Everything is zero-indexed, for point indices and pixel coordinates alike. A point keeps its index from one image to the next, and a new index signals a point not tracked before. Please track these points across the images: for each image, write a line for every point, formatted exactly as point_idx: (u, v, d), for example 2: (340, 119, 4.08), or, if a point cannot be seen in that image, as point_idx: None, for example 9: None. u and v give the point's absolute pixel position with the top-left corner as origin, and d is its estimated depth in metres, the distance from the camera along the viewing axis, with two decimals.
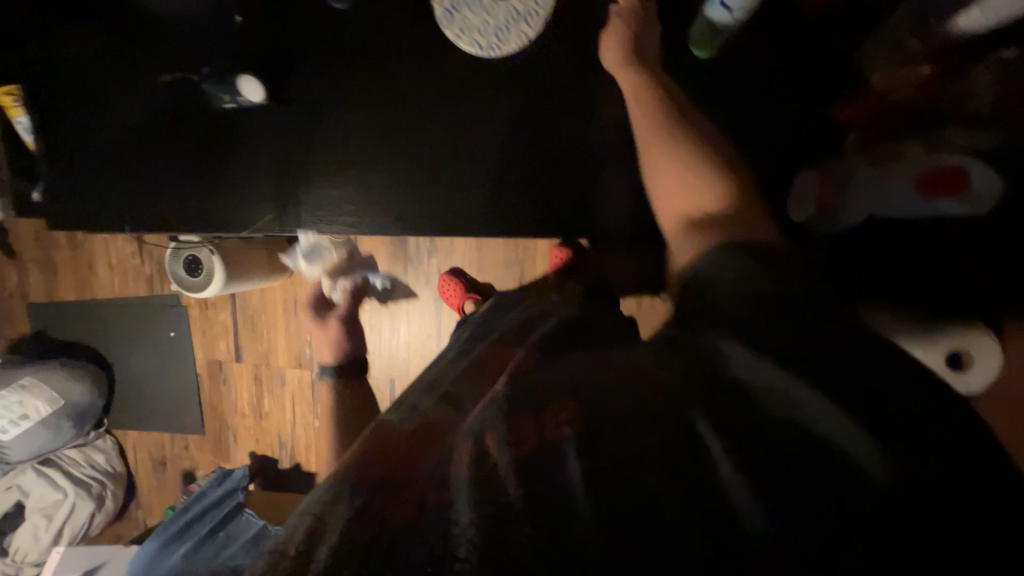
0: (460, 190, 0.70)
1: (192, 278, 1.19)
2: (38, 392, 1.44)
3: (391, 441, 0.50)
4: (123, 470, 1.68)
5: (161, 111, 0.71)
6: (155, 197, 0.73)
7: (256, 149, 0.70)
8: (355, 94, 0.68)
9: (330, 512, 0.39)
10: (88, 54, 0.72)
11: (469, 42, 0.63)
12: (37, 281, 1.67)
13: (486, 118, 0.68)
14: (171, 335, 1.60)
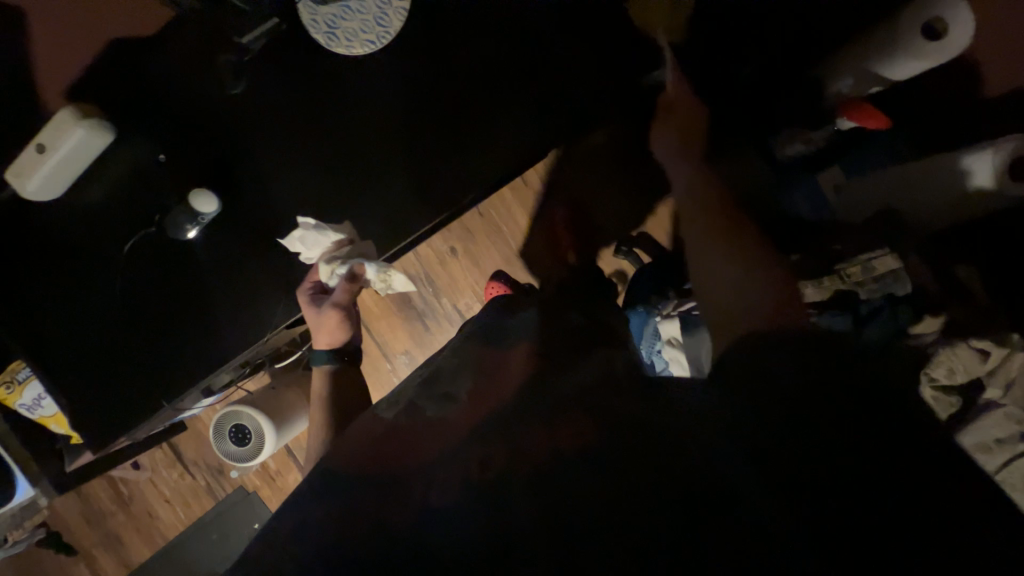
0: (430, 173, 0.68)
1: (244, 447, 1.14)
2: None
3: (382, 433, 0.56)
4: None
5: (131, 284, 0.69)
6: (169, 363, 0.70)
7: (234, 260, 0.68)
8: (290, 156, 0.67)
9: (337, 500, 0.46)
10: (42, 278, 0.70)
11: (364, 42, 0.64)
12: (105, 560, 1.56)
13: (409, 102, 0.66)
14: (256, 527, 1.52)
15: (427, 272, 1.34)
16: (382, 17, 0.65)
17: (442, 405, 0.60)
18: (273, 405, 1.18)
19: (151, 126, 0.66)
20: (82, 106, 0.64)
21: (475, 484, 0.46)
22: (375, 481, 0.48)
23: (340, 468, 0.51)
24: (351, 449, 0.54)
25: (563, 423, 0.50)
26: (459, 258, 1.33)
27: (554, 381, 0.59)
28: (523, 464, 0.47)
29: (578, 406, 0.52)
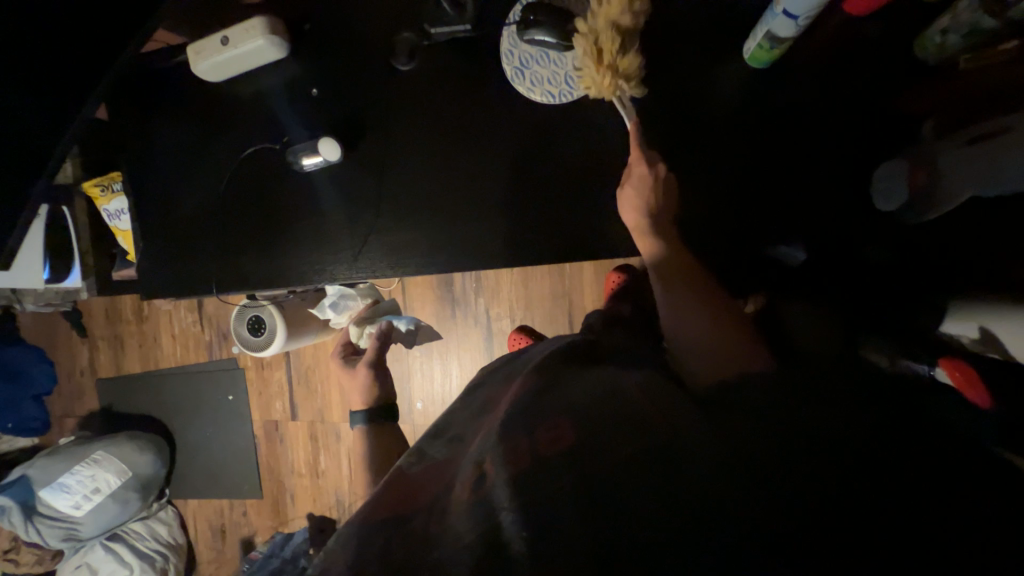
0: (524, 218, 0.70)
1: (255, 337, 1.23)
2: (108, 465, 1.49)
3: (408, 484, 0.60)
4: (184, 541, 1.68)
5: (240, 182, 0.76)
6: (236, 264, 0.78)
7: (329, 206, 0.74)
8: (421, 142, 0.71)
9: (365, 543, 0.50)
10: (176, 142, 0.79)
11: (542, 93, 0.67)
12: (106, 356, 1.77)
13: (508, 156, 0.70)
14: (229, 398, 1.64)
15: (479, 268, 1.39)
16: (572, 79, 0.67)
17: (457, 447, 0.64)
18: (294, 315, 1.24)
19: (319, 61, 0.72)
20: (272, 19, 0.69)
21: (479, 495, 0.49)
22: (388, 527, 0.52)
23: (366, 515, 0.56)
24: (385, 499, 0.58)
25: (543, 431, 0.53)
26: (513, 271, 1.37)
27: (544, 397, 0.59)
28: (516, 471, 0.49)
29: (561, 417, 0.54)
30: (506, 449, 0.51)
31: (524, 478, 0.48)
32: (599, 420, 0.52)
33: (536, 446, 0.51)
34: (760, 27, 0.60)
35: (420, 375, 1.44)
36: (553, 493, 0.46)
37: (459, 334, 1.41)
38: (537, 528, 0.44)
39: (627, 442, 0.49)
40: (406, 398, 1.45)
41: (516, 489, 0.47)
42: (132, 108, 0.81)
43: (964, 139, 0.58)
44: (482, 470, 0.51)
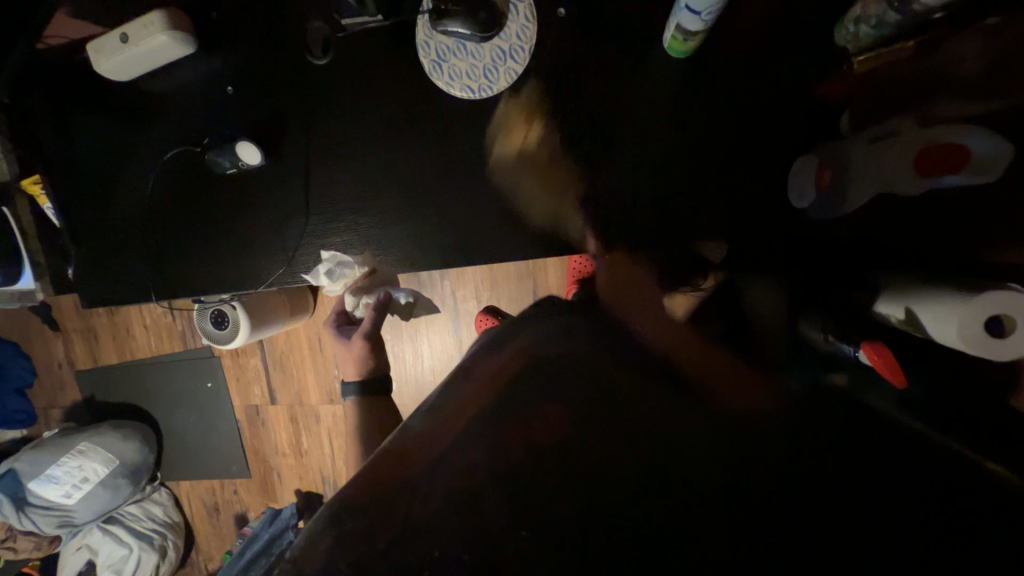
0: (454, 218, 0.70)
1: (219, 331, 1.23)
2: (95, 455, 1.53)
3: (397, 448, 0.58)
4: (180, 519, 1.77)
5: (165, 186, 0.74)
6: (173, 270, 0.77)
7: (253, 209, 0.73)
8: (348, 143, 0.70)
9: (350, 525, 0.50)
10: (94, 144, 0.76)
11: (461, 88, 0.67)
12: (82, 349, 1.78)
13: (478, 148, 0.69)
14: (208, 385, 1.67)
15: None
16: (491, 72, 0.67)
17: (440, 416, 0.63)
18: (257, 306, 1.25)
19: (234, 56, 0.69)
20: (178, 15, 0.66)
21: (471, 486, 0.54)
22: (377, 510, 0.52)
23: (346, 492, 0.54)
24: (366, 471, 0.56)
25: (538, 420, 0.58)
26: None
27: (538, 385, 0.63)
28: (504, 464, 0.55)
29: (555, 408, 0.59)
30: (502, 447, 0.56)
31: (519, 479, 0.54)
32: (594, 417, 0.57)
33: (537, 444, 0.56)
34: (671, 20, 0.63)
35: (391, 357, 1.46)
36: (542, 490, 0.53)
37: (427, 318, 1.43)
38: (527, 523, 0.51)
39: (615, 437, 0.55)
40: None
41: (512, 491, 0.53)
42: (47, 109, 0.77)
43: (867, 136, 0.64)
44: (472, 458, 0.56)
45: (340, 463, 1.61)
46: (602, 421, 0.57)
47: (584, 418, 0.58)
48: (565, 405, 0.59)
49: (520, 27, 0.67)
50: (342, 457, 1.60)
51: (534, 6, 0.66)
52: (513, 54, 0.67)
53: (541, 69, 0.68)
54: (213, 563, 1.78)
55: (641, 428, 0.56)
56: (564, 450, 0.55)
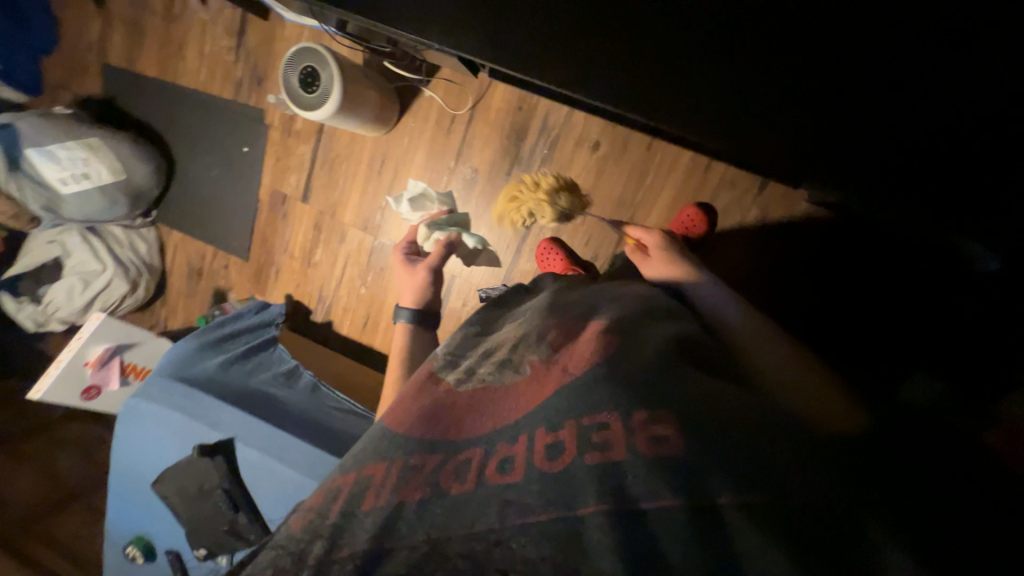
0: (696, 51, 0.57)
1: (305, 93, 1.09)
2: (103, 158, 1.38)
3: (459, 410, 0.63)
4: (158, 266, 1.68)
5: None
6: None
7: None
8: None
9: (404, 464, 0.58)
10: None
11: None
12: (119, 41, 1.56)
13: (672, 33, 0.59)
14: (244, 150, 1.51)
15: (559, 136, 1.24)
16: None
17: (504, 373, 0.66)
18: (353, 90, 1.12)
19: None
20: None
21: (540, 474, 0.48)
22: (427, 459, 0.58)
23: (406, 433, 0.62)
24: (425, 419, 0.63)
25: (644, 420, 0.49)
26: (592, 157, 1.23)
27: (643, 362, 0.55)
28: (600, 458, 0.47)
29: (669, 406, 0.49)
30: (597, 434, 0.49)
31: (622, 469, 0.45)
32: (717, 426, 0.47)
33: (638, 433, 0.48)
34: None
35: None
36: (653, 492, 0.42)
37: None
38: (631, 518, 0.41)
39: (775, 469, 0.42)
40: None
41: (614, 488, 0.44)
42: None
43: None
44: (555, 437, 0.51)
45: (343, 290, 1.53)
46: (742, 437, 0.45)
47: (708, 424, 0.47)
48: (686, 406, 0.49)
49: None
50: (348, 285, 1.52)
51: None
52: None
53: None
54: (175, 321, 1.73)
55: (809, 475, 0.42)
56: (686, 460, 0.44)
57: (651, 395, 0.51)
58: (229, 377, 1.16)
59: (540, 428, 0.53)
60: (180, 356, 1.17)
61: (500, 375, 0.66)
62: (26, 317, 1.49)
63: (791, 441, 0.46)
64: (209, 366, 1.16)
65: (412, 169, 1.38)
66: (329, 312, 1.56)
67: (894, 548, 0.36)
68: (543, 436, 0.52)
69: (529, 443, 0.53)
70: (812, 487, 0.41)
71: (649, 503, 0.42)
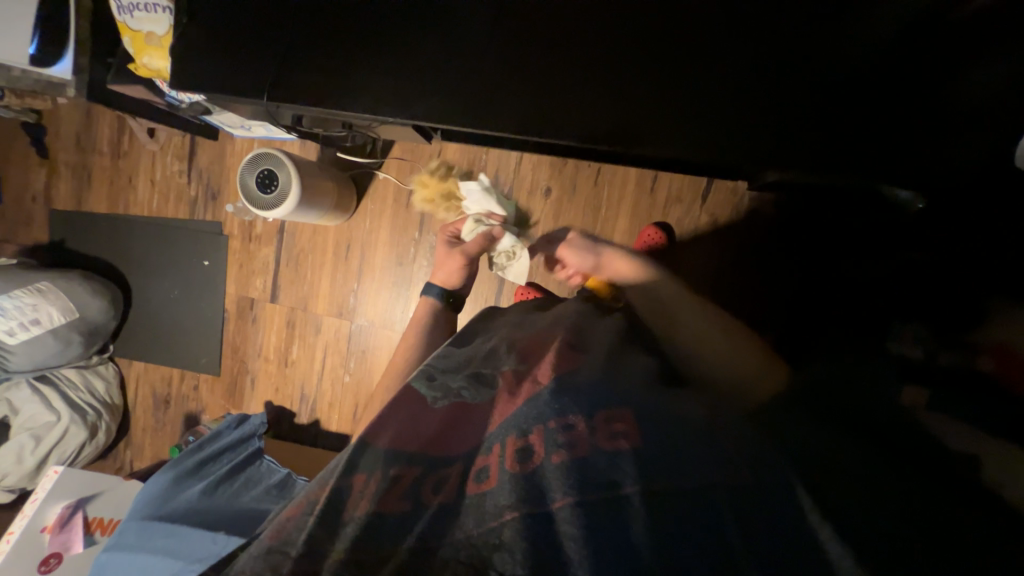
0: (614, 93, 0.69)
1: (264, 194, 1.12)
2: (56, 300, 1.33)
3: (434, 423, 0.57)
4: (120, 402, 1.56)
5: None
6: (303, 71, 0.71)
7: (395, 36, 0.74)
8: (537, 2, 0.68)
9: (376, 473, 0.50)
10: None
11: None
12: (66, 186, 1.57)
13: (615, 74, 0.72)
14: (205, 264, 1.50)
15: (512, 188, 1.32)
16: None
17: (480, 389, 0.62)
18: (310, 184, 1.16)
19: None
20: None
21: (516, 478, 0.47)
22: (404, 470, 0.51)
23: (377, 440, 0.53)
24: (394, 425, 0.56)
25: (604, 417, 0.51)
26: (547, 201, 1.31)
27: (602, 375, 0.58)
28: (569, 455, 0.47)
29: (623, 406, 0.52)
30: (562, 431, 0.50)
31: (582, 460, 0.46)
32: (665, 428, 0.50)
33: (603, 430, 0.49)
34: None
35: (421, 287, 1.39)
36: (616, 481, 0.44)
37: None
38: (593, 506, 0.42)
39: (723, 467, 0.46)
40: (400, 306, 1.41)
41: (580, 480, 0.44)
42: None
43: None
44: (526, 442, 0.50)
45: (327, 383, 1.47)
46: (692, 438, 0.49)
47: (657, 423, 0.50)
48: (637, 405, 0.53)
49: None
50: (331, 376, 1.46)
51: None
52: None
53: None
54: (142, 460, 1.57)
55: (754, 472, 0.46)
56: (638, 451, 0.47)
57: (609, 397, 0.54)
58: (214, 500, 1.05)
59: (511, 434, 0.52)
60: (155, 492, 1.05)
61: (474, 392, 0.62)
62: None
63: (733, 438, 0.50)
64: (190, 496, 1.05)
65: (380, 247, 1.41)
66: (315, 410, 1.47)
67: (825, 523, 0.41)
68: (514, 442, 0.51)
69: (502, 453, 0.51)
70: (755, 480, 0.45)
71: (611, 491, 0.43)
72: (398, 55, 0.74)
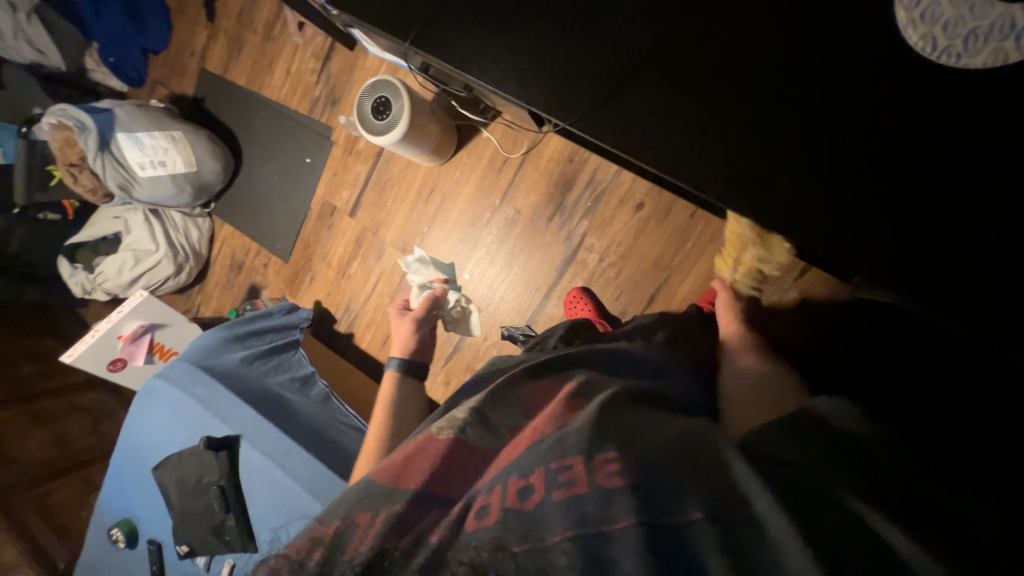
0: (756, 155, 0.63)
1: (374, 119, 1.16)
2: (181, 150, 1.51)
3: (430, 450, 0.57)
4: (205, 255, 1.77)
5: None
6: (453, 37, 0.75)
7: (545, 11, 0.71)
8: (690, 47, 0.65)
9: (377, 505, 0.52)
10: None
11: (921, 38, 0.57)
12: (219, 51, 1.72)
13: (777, 136, 0.62)
14: (306, 161, 1.61)
15: (604, 191, 1.27)
16: (972, 40, 0.55)
17: (487, 430, 0.60)
18: (418, 124, 1.19)
19: None
20: None
21: (510, 518, 0.45)
22: (405, 500, 0.52)
23: (375, 477, 0.57)
24: (393, 460, 0.58)
25: (609, 469, 0.45)
26: (634, 217, 1.25)
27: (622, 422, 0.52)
28: (562, 501, 0.44)
29: (633, 453, 0.47)
30: (560, 473, 0.46)
31: (576, 509, 0.43)
32: (682, 495, 0.42)
33: (597, 477, 0.45)
34: None
35: (482, 253, 1.41)
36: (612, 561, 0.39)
37: (544, 241, 1.35)
38: None
39: None
40: (458, 263, 1.44)
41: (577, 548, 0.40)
42: None
43: None
44: (526, 480, 0.48)
45: (370, 306, 1.56)
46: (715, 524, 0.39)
47: (671, 489, 0.42)
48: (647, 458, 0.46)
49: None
50: (376, 302, 1.55)
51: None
52: (1017, 36, 0.53)
53: (955, 86, 0.57)
54: (207, 308, 1.80)
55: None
56: (645, 526, 0.40)
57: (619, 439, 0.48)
58: (249, 375, 1.17)
59: (513, 473, 0.50)
60: (207, 349, 1.19)
61: (476, 425, 0.60)
62: (77, 283, 1.59)
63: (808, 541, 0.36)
64: (233, 360, 1.19)
65: (459, 202, 1.43)
66: (353, 325, 1.58)
67: None
68: (514, 482, 0.48)
69: (502, 488, 0.49)
70: None
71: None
72: (541, 32, 0.71)
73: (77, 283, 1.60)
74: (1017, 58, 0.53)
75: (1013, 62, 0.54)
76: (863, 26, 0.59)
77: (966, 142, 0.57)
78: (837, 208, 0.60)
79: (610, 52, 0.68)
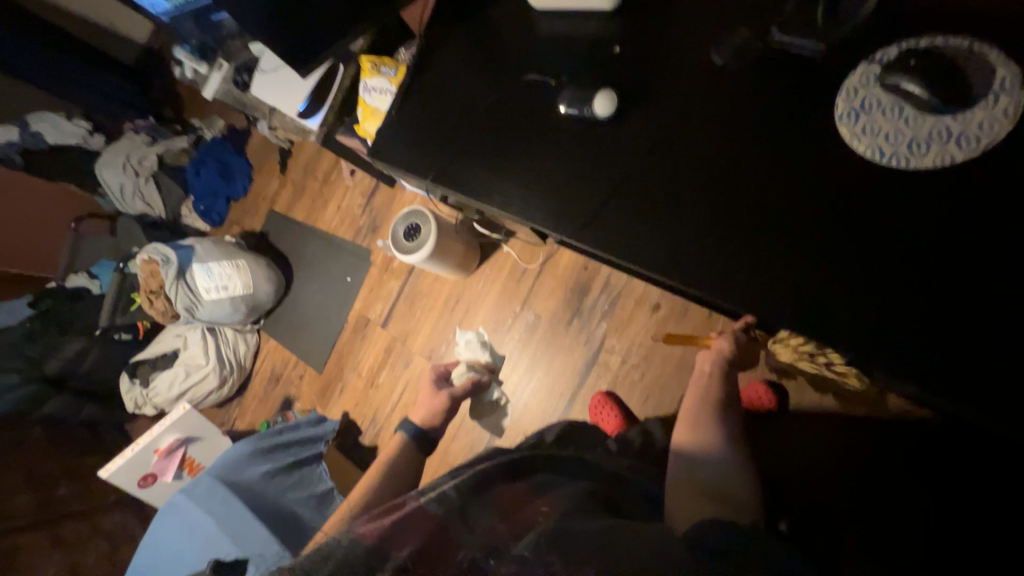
0: (754, 259, 0.65)
1: (405, 241, 1.32)
2: (242, 275, 1.72)
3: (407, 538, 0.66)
4: (248, 368, 1.88)
5: (517, 114, 0.85)
6: (465, 172, 0.87)
7: (546, 145, 0.82)
8: (681, 164, 0.71)
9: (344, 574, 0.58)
10: (467, 59, 0.92)
11: (871, 148, 0.62)
12: (286, 195, 2.07)
13: (772, 240, 0.65)
14: (347, 279, 1.79)
15: (620, 294, 1.32)
16: (917, 145, 0.60)
17: (461, 530, 0.69)
18: (444, 243, 1.33)
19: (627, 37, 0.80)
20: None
21: None
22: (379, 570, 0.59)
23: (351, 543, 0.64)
24: (374, 536, 0.66)
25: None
26: (652, 317, 1.26)
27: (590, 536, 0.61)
28: None
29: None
30: None
31: None
32: None
33: None
34: None
35: (503, 358, 1.43)
36: None
37: (564, 345, 1.36)
38: None
39: None
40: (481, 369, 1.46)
41: None
42: (450, 17, 0.95)
43: None
44: None
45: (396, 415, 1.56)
46: None
47: None
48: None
49: (988, 118, 0.57)
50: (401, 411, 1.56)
51: (1020, 105, 0.57)
52: (958, 139, 0.58)
53: (926, 183, 0.60)
54: (242, 421, 1.85)
55: None
56: None
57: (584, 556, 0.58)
58: (268, 491, 1.16)
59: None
60: (231, 462, 1.21)
61: (458, 529, 0.69)
62: (132, 397, 1.73)
63: None
64: (253, 475, 1.18)
65: (482, 310, 1.51)
66: (377, 436, 1.57)
67: None
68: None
69: None
70: None
71: None
72: (540, 162, 0.81)
73: (132, 398, 1.73)
74: (965, 156, 0.58)
75: (963, 159, 0.58)
76: (825, 139, 0.65)
77: (957, 233, 0.58)
78: (842, 306, 0.61)
79: (605, 172, 0.76)
